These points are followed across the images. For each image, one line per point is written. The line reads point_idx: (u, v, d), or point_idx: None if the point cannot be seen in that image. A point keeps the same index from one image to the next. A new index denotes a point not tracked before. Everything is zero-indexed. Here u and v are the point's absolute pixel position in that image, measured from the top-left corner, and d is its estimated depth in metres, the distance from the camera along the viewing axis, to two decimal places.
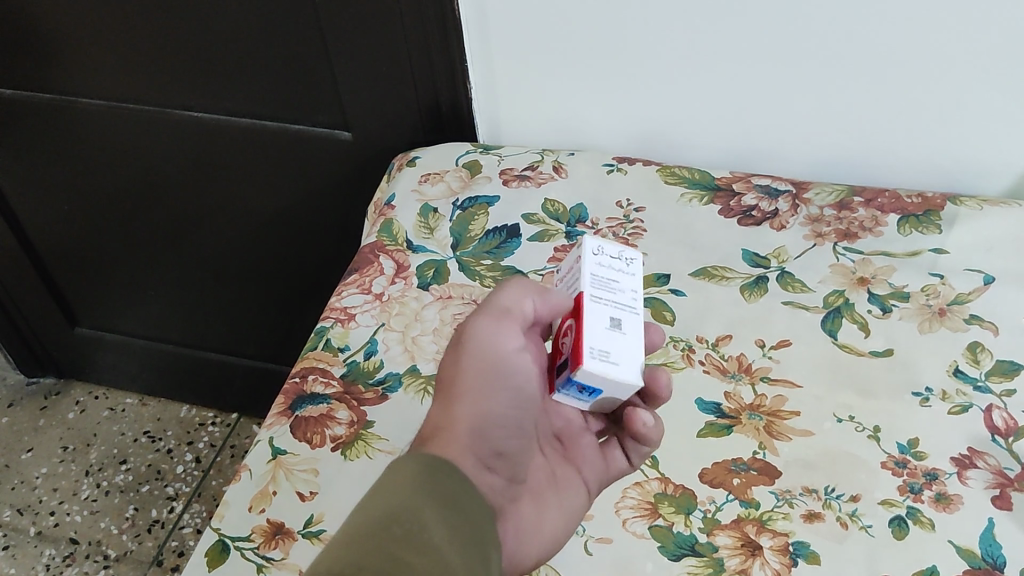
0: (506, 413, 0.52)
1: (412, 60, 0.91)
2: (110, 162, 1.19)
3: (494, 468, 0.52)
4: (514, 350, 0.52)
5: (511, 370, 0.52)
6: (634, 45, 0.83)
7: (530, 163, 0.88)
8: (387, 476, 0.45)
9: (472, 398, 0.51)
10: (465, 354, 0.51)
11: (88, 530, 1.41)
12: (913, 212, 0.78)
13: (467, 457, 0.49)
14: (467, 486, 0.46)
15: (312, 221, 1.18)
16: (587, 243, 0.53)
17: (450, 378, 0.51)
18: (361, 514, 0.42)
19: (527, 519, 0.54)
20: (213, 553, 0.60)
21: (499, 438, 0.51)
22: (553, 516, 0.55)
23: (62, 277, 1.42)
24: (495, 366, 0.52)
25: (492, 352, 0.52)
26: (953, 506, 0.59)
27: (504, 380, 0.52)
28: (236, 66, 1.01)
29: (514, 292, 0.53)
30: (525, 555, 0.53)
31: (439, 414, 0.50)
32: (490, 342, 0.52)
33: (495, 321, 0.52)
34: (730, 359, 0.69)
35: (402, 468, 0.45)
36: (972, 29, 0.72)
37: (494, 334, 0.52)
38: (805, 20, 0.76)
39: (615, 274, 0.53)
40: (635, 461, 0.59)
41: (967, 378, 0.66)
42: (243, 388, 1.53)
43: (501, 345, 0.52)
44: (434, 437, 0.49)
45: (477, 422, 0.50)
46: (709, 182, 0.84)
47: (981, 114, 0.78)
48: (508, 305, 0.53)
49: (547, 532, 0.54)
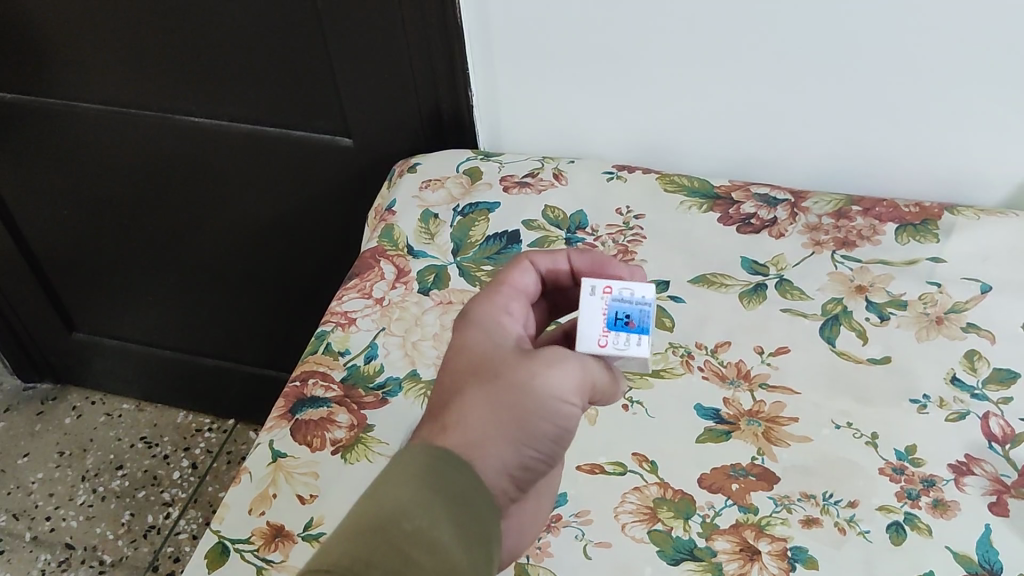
0: (547, 442, 0.48)
1: (413, 67, 0.91)
2: (109, 168, 1.19)
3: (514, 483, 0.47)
4: (576, 406, 0.49)
5: (567, 418, 0.48)
6: (633, 53, 0.83)
7: (530, 170, 0.88)
8: (397, 462, 0.43)
9: (523, 417, 0.46)
10: (537, 383, 0.47)
11: (83, 535, 1.41)
12: (911, 221, 0.79)
13: (493, 462, 0.45)
14: (484, 489, 0.44)
15: (312, 227, 1.18)
16: (585, 341, 0.52)
17: (510, 388, 0.46)
18: (367, 504, 0.41)
19: (528, 512, 0.53)
20: (212, 555, 0.60)
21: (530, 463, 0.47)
22: (545, 502, 0.55)
23: (60, 282, 1.42)
24: (556, 407, 0.47)
25: (559, 391, 0.48)
26: (950, 512, 0.59)
27: (558, 419, 0.48)
28: (236, 71, 1.02)
29: (603, 370, 0.51)
30: (517, 543, 0.53)
31: (475, 410, 0.46)
32: (565, 387, 0.48)
33: (578, 376, 0.49)
34: (728, 365, 0.70)
35: (416, 456, 0.43)
36: (967, 40, 0.73)
37: (570, 380, 0.48)
38: (803, 27, 0.76)
39: (617, 360, 0.53)
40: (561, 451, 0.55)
41: (964, 385, 0.66)
42: (241, 395, 1.53)
43: (570, 393, 0.48)
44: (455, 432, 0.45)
45: (519, 437, 0.46)
46: (708, 190, 0.85)
47: (979, 123, 0.79)
48: (594, 379, 0.50)
49: (536, 521, 0.55)
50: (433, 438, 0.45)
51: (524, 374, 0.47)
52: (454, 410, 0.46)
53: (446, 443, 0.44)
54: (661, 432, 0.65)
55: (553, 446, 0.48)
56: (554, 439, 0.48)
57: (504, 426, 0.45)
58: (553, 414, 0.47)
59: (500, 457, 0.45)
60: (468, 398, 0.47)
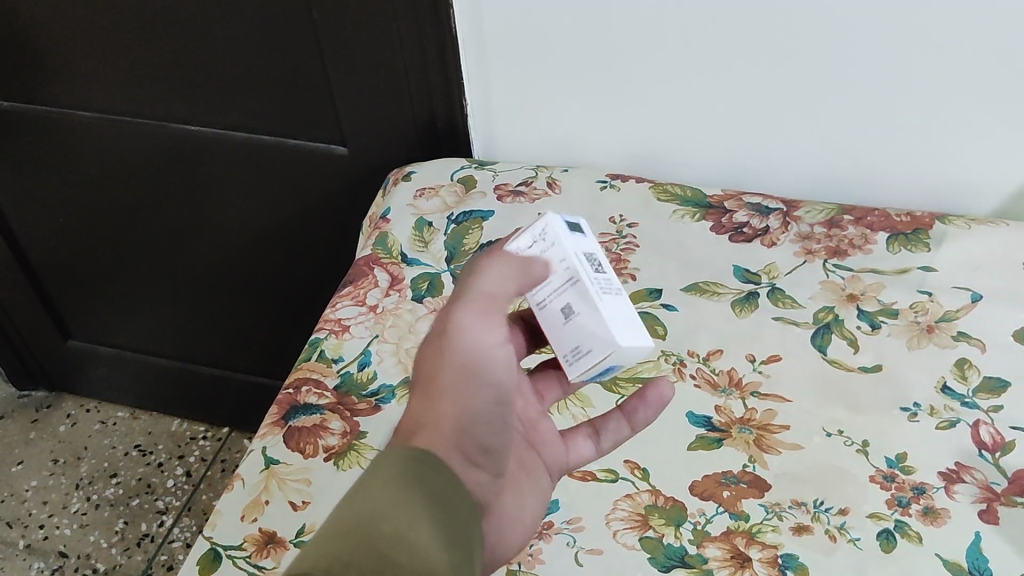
0: (489, 406, 0.50)
1: (408, 77, 0.92)
2: (106, 176, 1.19)
3: (480, 462, 0.49)
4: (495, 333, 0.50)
5: (493, 365, 0.50)
6: (627, 63, 0.84)
7: (525, 178, 0.89)
8: (376, 465, 0.44)
9: (457, 392, 0.48)
10: (449, 355, 0.48)
11: (76, 543, 1.40)
12: (902, 230, 0.79)
13: (456, 453, 0.47)
14: (454, 480, 0.45)
15: (307, 235, 1.19)
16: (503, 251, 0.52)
17: (433, 369, 0.48)
18: (344, 509, 0.41)
19: (508, 510, 0.52)
20: (204, 562, 0.60)
21: (482, 432, 0.50)
22: (528, 500, 0.54)
23: (55, 289, 1.42)
24: (475, 363, 0.49)
25: (472, 349, 0.49)
26: (940, 520, 0.59)
27: (486, 375, 0.50)
28: (233, 83, 1.03)
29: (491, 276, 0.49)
30: (505, 544, 0.52)
31: (425, 408, 0.47)
32: (474, 338, 0.49)
33: (480, 314, 0.49)
34: (720, 373, 0.70)
35: (395, 459, 0.44)
36: (954, 54, 0.74)
37: (479, 331, 0.49)
38: (794, 38, 0.77)
39: (541, 259, 0.51)
40: (604, 445, 0.60)
41: (954, 394, 0.66)
42: (235, 403, 1.52)
43: (481, 328, 0.49)
44: (422, 435, 0.46)
45: (460, 408, 0.48)
46: (701, 199, 0.85)
47: (968, 135, 0.80)
48: (488, 294, 0.49)
49: (527, 520, 0.54)
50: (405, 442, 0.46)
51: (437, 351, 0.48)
52: (411, 416, 0.47)
53: (414, 446, 0.45)
54: (654, 440, 0.66)
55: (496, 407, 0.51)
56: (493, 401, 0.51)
57: (447, 410, 0.47)
58: (479, 375, 0.50)
59: (451, 438, 0.47)
60: (414, 399, 0.48)
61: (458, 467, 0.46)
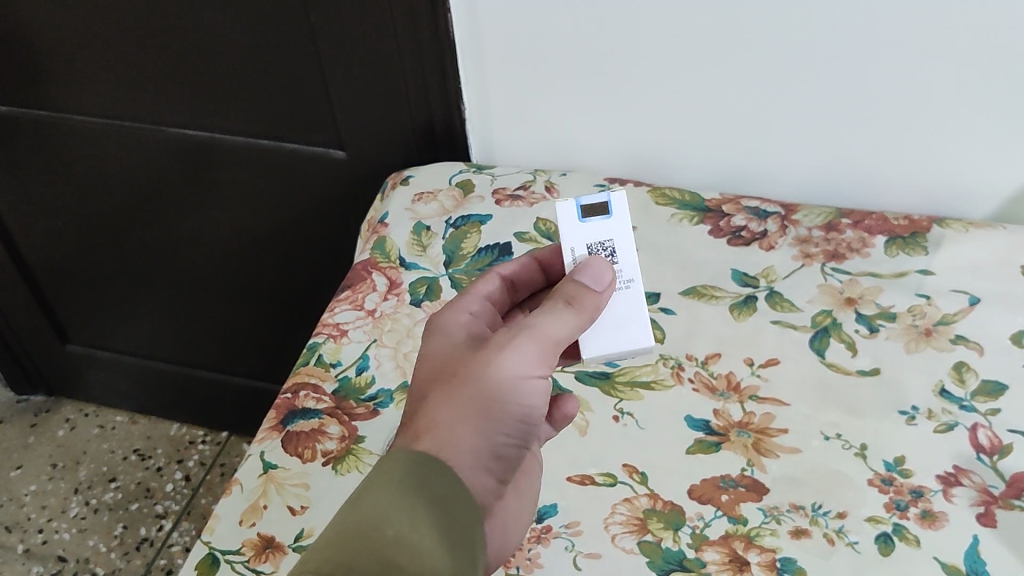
0: (517, 424, 0.48)
1: (406, 81, 0.92)
2: (104, 181, 1.19)
3: (493, 473, 0.48)
4: (540, 375, 0.49)
5: (532, 395, 0.49)
6: (625, 67, 0.84)
7: (522, 182, 0.89)
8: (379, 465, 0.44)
9: (488, 407, 0.47)
10: (490, 371, 0.47)
11: (75, 548, 1.40)
12: (900, 234, 0.79)
13: (468, 458, 0.46)
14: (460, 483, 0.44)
15: (305, 240, 1.19)
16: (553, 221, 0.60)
17: (464, 380, 0.47)
18: (347, 512, 0.42)
19: (511, 515, 0.53)
20: (203, 567, 0.60)
21: (501, 448, 0.48)
22: (528, 504, 0.55)
23: (53, 293, 1.42)
24: (516, 386, 0.48)
25: (515, 371, 0.48)
26: (938, 524, 0.59)
27: (523, 399, 0.48)
28: (230, 88, 1.03)
29: (562, 322, 0.50)
30: (508, 545, 0.53)
31: (442, 411, 0.46)
32: (522, 363, 0.48)
33: (535, 345, 0.49)
34: (719, 377, 0.70)
35: (398, 461, 0.43)
36: (951, 58, 0.75)
37: (528, 357, 0.49)
38: (792, 42, 0.77)
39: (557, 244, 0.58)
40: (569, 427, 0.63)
41: (952, 397, 0.66)
42: (233, 407, 1.52)
43: (531, 364, 0.49)
44: (431, 436, 0.45)
45: (485, 426, 0.47)
46: (699, 204, 0.85)
47: (965, 138, 0.80)
48: (552, 335, 0.50)
49: (526, 522, 0.55)
50: (412, 443, 0.45)
51: (477, 364, 0.48)
52: (424, 417, 0.46)
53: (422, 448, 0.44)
54: (652, 443, 0.66)
55: (523, 428, 0.49)
56: (522, 420, 0.49)
57: (471, 419, 0.46)
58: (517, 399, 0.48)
59: (473, 453, 0.46)
60: (433, 401, 0.47)
61: (467, 470, 0.45)
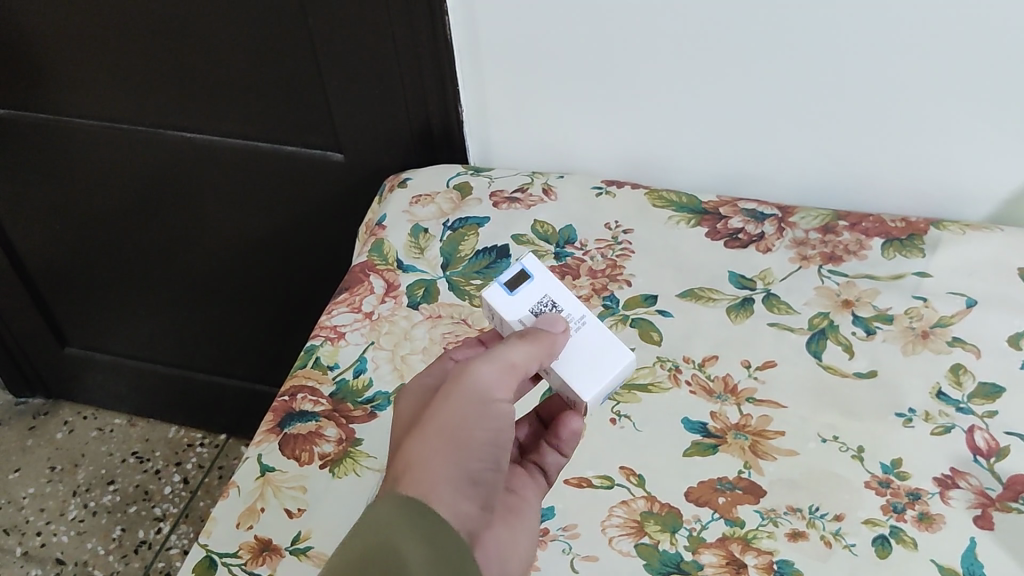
0: (488, 447, 0.49)
1: (403, 82, 0.92)
2: (101, 183, 1.19)
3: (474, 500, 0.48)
4: (505, 397, 0.51)
5: (500, 416, 0.50)
6: (621, 70, 0.84)
7: (520, 185, 0.89)
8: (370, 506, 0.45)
9: (455, 431, 0.48)
10: (453, 400, 0.50)
11: (74, 550, 1.40)
12: (897, 236, 0.79)
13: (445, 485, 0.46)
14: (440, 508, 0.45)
15: (303, 241, 1.19)
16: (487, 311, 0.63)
17: (430, 413, 0.49)
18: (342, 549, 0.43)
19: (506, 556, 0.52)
20: (200, 569, 0.60)
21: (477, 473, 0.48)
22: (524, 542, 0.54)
23: (51, 296, 1.42)
24: (481, 409, 0.50)
25: (477, 396, 0.50)
26: (935, 526, 0.59)
27: (491, 419, 0.50)
28: (228, 89, 1.03)
29: (518, 348, 0.54)
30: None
31: (412, 446, 0.47)
32: (483, 387, 0.51)
33: (494, 370, 0.52)
34: (716, 379, 0.70)
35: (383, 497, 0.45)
36: (947, 60, 0.75)
37: (488, 382, 0.51)
38: (788, 44, 0.78)
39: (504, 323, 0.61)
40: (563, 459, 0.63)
41: (949, 400, 0.66)
42: (232, 409, 1.52)
43: (492, 387, 0.51)
44: (405, 468, 0.46)
45: (456, 449, 0.48)
46: (696, 206, 0.85)
47: (962, 140, 0.80)
48: (511, 360, 0.53)
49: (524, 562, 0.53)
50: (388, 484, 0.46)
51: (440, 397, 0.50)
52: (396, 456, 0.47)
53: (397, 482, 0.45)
54: (649, 446, 0.66)
55: (495, 450, 0.50)
56: (493, 443, 0.49)
57: (440, 445, 0.47)
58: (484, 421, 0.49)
59: (449, 478, 0.46)
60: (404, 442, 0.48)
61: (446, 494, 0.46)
